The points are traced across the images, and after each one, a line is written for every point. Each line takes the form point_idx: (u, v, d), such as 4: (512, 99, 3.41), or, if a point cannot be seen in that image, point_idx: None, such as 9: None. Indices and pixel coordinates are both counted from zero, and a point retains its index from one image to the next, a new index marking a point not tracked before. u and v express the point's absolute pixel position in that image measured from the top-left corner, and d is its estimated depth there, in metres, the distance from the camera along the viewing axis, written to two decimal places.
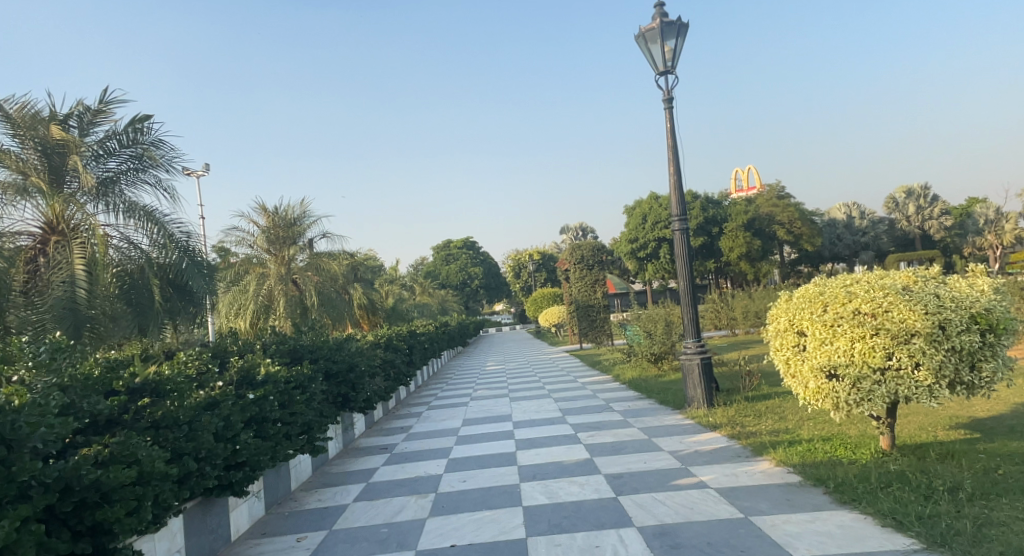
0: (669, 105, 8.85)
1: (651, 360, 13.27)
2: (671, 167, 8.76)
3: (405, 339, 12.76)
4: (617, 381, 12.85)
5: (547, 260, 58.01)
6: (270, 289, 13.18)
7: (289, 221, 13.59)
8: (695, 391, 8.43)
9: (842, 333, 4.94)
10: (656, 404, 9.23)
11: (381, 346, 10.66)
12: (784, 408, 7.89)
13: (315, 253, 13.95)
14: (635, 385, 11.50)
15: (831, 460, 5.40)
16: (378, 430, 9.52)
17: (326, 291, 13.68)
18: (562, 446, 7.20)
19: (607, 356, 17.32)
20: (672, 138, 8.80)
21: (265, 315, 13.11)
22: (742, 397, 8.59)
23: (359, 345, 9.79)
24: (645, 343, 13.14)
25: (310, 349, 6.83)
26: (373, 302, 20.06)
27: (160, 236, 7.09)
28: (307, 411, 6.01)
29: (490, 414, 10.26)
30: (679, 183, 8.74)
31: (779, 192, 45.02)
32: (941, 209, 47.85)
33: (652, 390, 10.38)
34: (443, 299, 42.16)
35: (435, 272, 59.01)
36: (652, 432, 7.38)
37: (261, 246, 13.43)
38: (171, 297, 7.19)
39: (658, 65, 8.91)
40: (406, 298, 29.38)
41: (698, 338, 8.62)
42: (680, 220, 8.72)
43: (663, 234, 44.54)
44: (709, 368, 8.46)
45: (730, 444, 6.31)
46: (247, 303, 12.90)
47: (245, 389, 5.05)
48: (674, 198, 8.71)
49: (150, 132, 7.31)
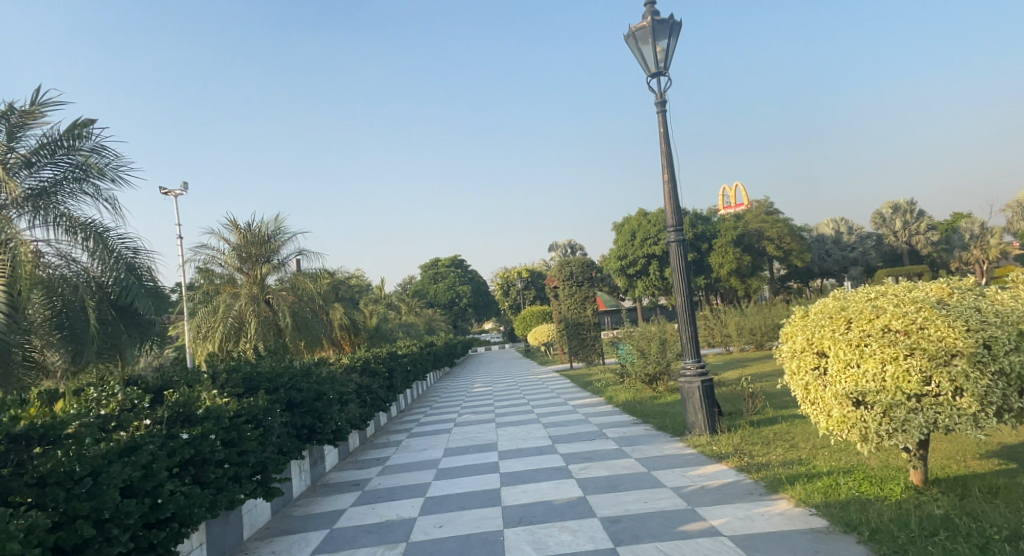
0: (663, 108, 8.25)
1: (645, 381, 12.61)
2: (665, 175, 8.15)
3: (384, 361, 12.02)
4: (610, 403, 12.16)
5: (536, 278, 57.45)
6: (241, 309, 12.42)
7: (263, 238, 12.89)
8: (696, 416, 7.77)
9: (871, 354, 4.28)
10: (653, 430, 8.54)
11: (357, 370, 9.94)
12: (793, 435, 7.23)
13: (292, 271, 13.22)
14: (629, 409, 10.82)
15: (859, 498, 4.71)
16: (352, 462, 8.78)
17: (303, 311, 12.89)
18: (552, 481, 6.49)
19: (598, 377, 16.65)
20: (666, 143, 8.20)
21: (236, 337, 12.35)
22: (746, 423, 7.92)
23: (331, 369, 9.05)
24: (639, 363, 12.46)
25: (268, 378, 6.12)
26: (355, 322, 19.32)
27: (99, 251, 6.48)
28: (259, 450, 5.30)
29: (475, 442, 9.53)
30: (674, 192, 8.12)
31: (768, 207, 44.72)
32: (929, 224, 47.73)
33: (648, 415, 9.69)
34: (430, 319, 41.46)
35: (422, 290, 58.28)
36: (651, 465, 6.68)
37: (232, 264, 12.75)
38: (113, 319, 6.59)
39: (650, 67, 8.32)
40: (391, 318, 28.67)
41: (698, 358, 7.97)
42: (676, 231, 8.09)
43: (652, 251, 44.10)
44: (710, 392, 7.80)
45: (739, 480, 5.62)
46: (216, 325, 12.18)
47: (182, 427, 4.39)
48: (669, 208, 8.09)
49: (91, 138, 6.74)
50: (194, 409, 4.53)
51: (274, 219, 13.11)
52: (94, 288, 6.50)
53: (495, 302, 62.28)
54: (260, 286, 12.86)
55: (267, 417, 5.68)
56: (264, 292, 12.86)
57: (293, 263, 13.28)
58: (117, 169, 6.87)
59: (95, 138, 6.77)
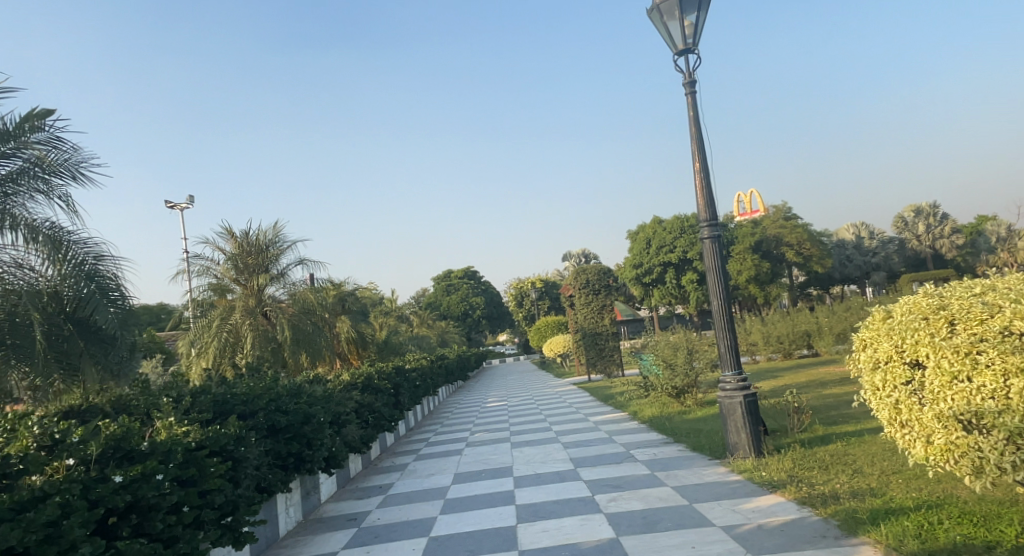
0: (692, 89, 7.35)
1: (672, 395, 11.65)
2: (696, 163, 7.25)
3: (389, 377, 11.12)
4: (635, 419, 11.20)
5: (550, 288, 56.54)
6: (236, 323, 11.59)
7: (260, 246, 12.08)
8: (739, 435, 6.82)
9: (987, 364, 3.35)
10: (688, 452, 7.60)
11: (357, 388, 9.07)
12: (853, 458, 6.28)
13: (292, 282, 12.38)
14: (656, 426, 9.87)
15: (967, 544, 3.77)
16: (351, 491, 7.88)
17: (303, 324, 12.01)
18: (577, 516, 5.57)
19: (620, 390, 15.70)
20: (696, 128, 7.29)
21: (232, 353, 11.50)
22: (795, 444, 6.96)
23: (330, 388, 8.17)
24: (665, 376, 11.56)
25: (243, 399, 5.26)
26: (362, 335, 18.45)
27: (51, 256, 5.69)
28: (226, 488, 4.44)
29: (487, 466, 8.62)
30: (707, 183, 7.23)
31: (786, 212, 43.59)
32: (953, 227, 46.39)
33: (679, 434, 8.74)
34: (443, 331, 40.58)
35: (435, 302, 57.46)
36: (692, 496, 5.75)
37: (227, 275, 11.92)
38: (70, 335, 5.79)
39: (677, 44, 7.42)
40: (402, 330, 27.79)
41: (739, 370, 7.03)
42: (710, 226, 7.17)
43: (668, 258, 43.07)
44: (755, 408, 6.84)
45: (805, 517, 4.69)
46: (209, 340, 11.36)
47: (117, 466, 3.54)
48: (702, 201, 7.19)
49: (48, 131, 5.98)
50: (134, 443, 3.64)
51: (272, 226, 12.30)
52: (46, 300, 5.72)
53: (508, 312, 61.34)
54: (258, 297, 12.02)
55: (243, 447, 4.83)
56: (262, 304, 12.02)
57: (293, 273, 12.42)
58: (77, 165, 6.08)
59: (52, 131, 6.01)
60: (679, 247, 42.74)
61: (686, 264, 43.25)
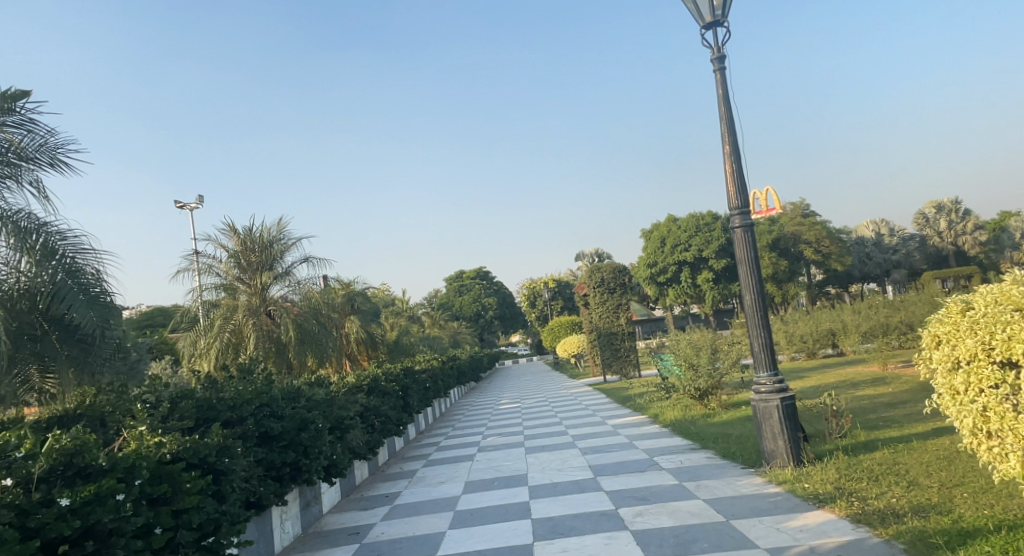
0: (721, 66, 6.79)
1: (694, 397, 11.09)
2: (726, 145, 6.69)
3: (398, 378, 10.59)
4: (655, 422, 10.65)
5: (564, 288, 56.00)
6: (238, 323, 11.11)
7: (264, 242, 11.58)
8: (775, 441, 6.26)
9: None
10: (718, 460, 7.04)
11: (362, 390, 8.58)
12: (905, 468, 5.72)
13: (298, 280, 11.87)
14: (680, 430, 9.32)
15: None
16: (355, 501, 7.38)
17: (309, 324, 11.49)
18: (602, 533, 5.00)
19: (638, 391, 15.15)
20: (726, 108, 6.73)
21: (234, 353, 11.03)
22: (837, 452, 6.40)
23: (333, 391, 7.65)
24: (687, 377, 11.00)
25: (231, 404, 4.74)
26: (372, 335, 17.96)
27: (22, 248, 5.24)
28: (207, 505, 3.93)
29: (501, 473, 8.09)
30: (738, 168, 6.67)
31: (804, 209, 42.81)
32: (975, 224, 45.39)
33: (706, 439, 8.18)
34: (455, 332, 40.12)
35: (447, 303, 56.98)
36: (729, 510, 5.20)
37: (231, 274, 11.42)
38: (46, 334, 5.36)
39: (704, 16, 6.87)
40: (412, 330, 27.29)
41: (774, 371, 6.46)
42: (742, 214, 6.59)
43: (683, 257, 42.38)
44: (793, 413, 6.28)
45: (864, 537, 4.14)
46: (210, 340, 10.91)
47: (68, 487, 3.03)
48: (732, 187, 6.63)
49: (22, 113, 5.52)
50: (92, 459, 3.15)
51: (276, 223, 11.78)
52: (19, 296, 5.28)
53: (521, 313, 60.79)
54: (262, 296, 11.53)
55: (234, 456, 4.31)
56: (266, 304, 11.52)
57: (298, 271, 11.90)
58: (54, 150, 5.62)
59: (25, 113, 5.55)
60: (695, 246, 42.04)
61: (701, 262, 42.50)
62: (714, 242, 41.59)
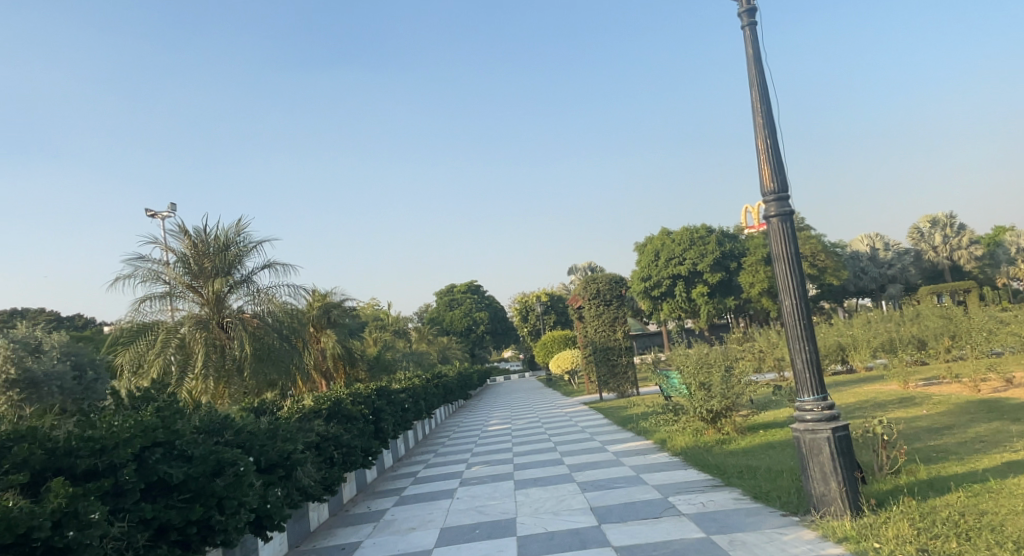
0: (751, 21, 5.56)
1: (706, 421, 9.77)
2: (758, 116, 5.44)
3: (367, 400, 9.24)
4: (663, 450, 9.31)
5: (556, 302, 54.75)
6: (185, 338, 9.78)
7: (218, 245, 10.26)
8: (826, 484, 4.96)
9: None
10: (750, 505, 5.73)
11: (320, 417, 7.27)
12: (1005, 519, 4.45)
13: (258, 289, 10.49)
14: (696, 460, 7.99)
15: None
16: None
17: (268, 338, 10.12)
18: None
19: (639, 412, 13.84)
20: (757, 69, 5.49)
21: (180, 372, 9.68)
22: (904, 496, 5.12)
23: (279, 420, 6.34)
24: (697, 398, 9.69)
25: (99, 446, 3.47)
26: (350, 350, 16.59)
27: None
28: None
29: (484, 517, 6.74)
30: (774, 142, 5.39)
31: (800, 223, 41.89)
32: (970, 238, 44.50)
33: (731, 475, 6.86)
34: (444, 347, 38.72)
35: (437, 317, 55.52)
36: None
37: (179, 281, 10.10)
38: None
39: None
40: (396, 346, 25.84)
41: (824, 395, 5.15)
42: (778, 199, 5.32)
43: (677, 271, 41.23)
44: (849, 447, 4.99)
45: None
46: (153, 357, 9.60)
47: None
48: (766, 166, 5.37)
49: None
50: None
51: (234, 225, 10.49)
52: None
53: (512, 328, 59.32)
54: (215, 307, 10.18)
55: (89, 524, 3.08)
56: (220, 316, 10.18)
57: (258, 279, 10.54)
58: None
59: None
60: (689, 259, 40.94)
61: (696, 276, 41.36)
62: (708, 255, 40.50)
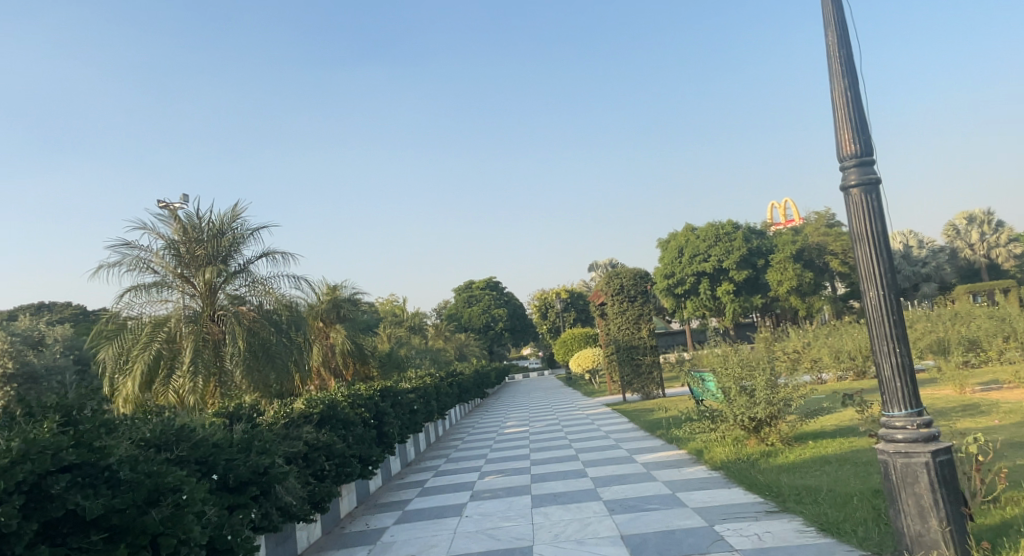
0: None
1: (748, 429, 8.78)
2: (834, 62, 4.40)
3: (369, 402, 8.32)
4: (700, 462, 8.28)
5: (577, 299, 53.69)
6: (174, 333, 8.95)
7: (212, 231, 9.37)
8: (924, 523, 3.95)
9: None
10: (820, 541, 4.71)
11: (310, 424, 6.36)
12: None
13: (255, 280, 9.61)
14: (742, 476, 6.95)
15: None
16: None
17: (263, 333, 9.26)
18: None
19: (669, 417, 12.82)
20: (834, 6, 4.47)
21: (167, 370, 8.83)
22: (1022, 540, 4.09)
23: (257, 428, 5.42)
24: (739, 404, 8.67)
25: None
26: (360, 347, 15.69)
27: None
28: None
29: (496, 543, 5.77)
30: (854, 94, 4.36)
31: (830, 219, 40.60)
32: (1009, 236, 42.72)
33: (789, 498, 5.82)
34: (462, 344, 37.89)
35: (456, 314, 54.79)
36: None
37: (169, 270, 9.24)
38: None
39: None
40: (412, 342, 24.95)
41: (919, 410, 4.12)
42: (860, 165, 4.31)
43: (702, 268, 40.05)
44: (952, 475, 3.98)
45: None
46: (137, 353, 8.74)
47: None
48: (844, 126, 4.35)
49: None
50: None
51: (232, 210, 9.63)
52: None
53: (532, 325, 58.29)
54: (208, 299, 9.32)
55: None
56: (213, 308, 9.32)
57: (255, 269, 9.66)
58: None
59: None
60: (714, 256, 39.70)
61: (721, 273, 40.13)
62: (734, 252, 39.24)
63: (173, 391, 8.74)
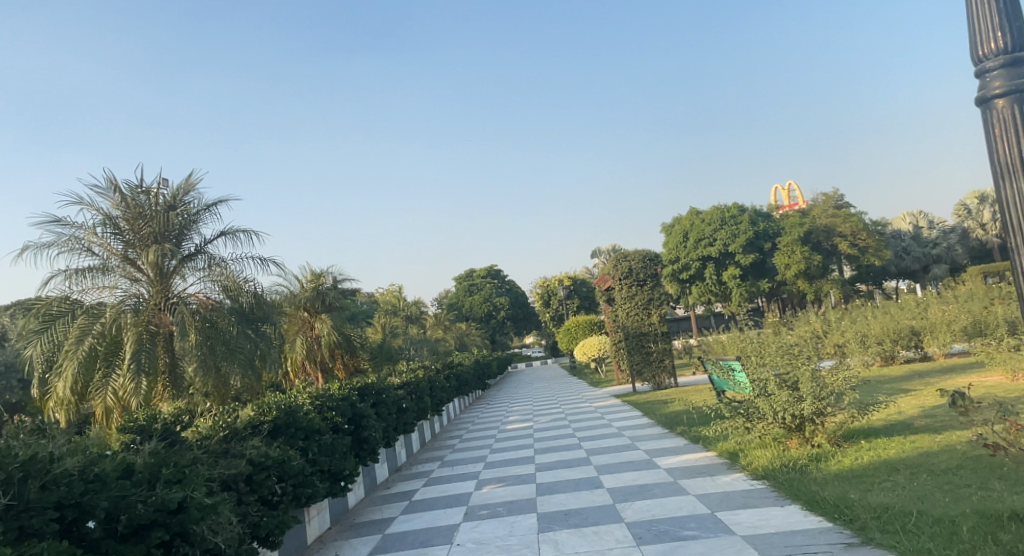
0: None
1: (790, 428, 7.45)
2: None
3: (343, 404, 6.99)
4: (738, 468, 6.93)
5: (580, 287, 52.35)
6: (114, 324, 7.64)
7: (160, 205, 8.08)
8: None
9: None
10: None
11: (255, 434, 5.06)
12: None
13: (213, 262, 8.28)
14: (798, 490, 5.62)
15: None
16: None
17: (222, 324, 7.96)
18: None
19: (688, 412, 11.48)
20: None
21: (105, 368, 7.53)
22: None
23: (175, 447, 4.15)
24: (780, 400, 7.33)
25: None
26: (348, 338, 14.36)
27: None
28: None
29: None
30: None
31: (839, 200, 39.10)
32: None
33: (871, 525, 4.50)
34: (462, 334, 36.63)
35: (456, 303, 53.54)
36: None
37: (110, 251, 7.92)
38: None
39: None
40: (408, 332, 23.69)
41: None
42: (1009, 65, 2.97)
43: (708, 252, 38.70)
44: None
45: None
46: (68, 350, 7.39)
47: None
48: (986, 9, 3.00)
49: None
50: None
51: (187, 182, 8.33)
52: None
53: (534, 313, 56.92)
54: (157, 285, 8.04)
55: None
56: (164, 296, 8.06)
57: (212, 252, 8.35)
58: None
59: None
60: (720, 239, 38.31)
61: (728, 257, 38.80)
62: (740, 236, 37.74)
63: (112, 393, 7.43)
